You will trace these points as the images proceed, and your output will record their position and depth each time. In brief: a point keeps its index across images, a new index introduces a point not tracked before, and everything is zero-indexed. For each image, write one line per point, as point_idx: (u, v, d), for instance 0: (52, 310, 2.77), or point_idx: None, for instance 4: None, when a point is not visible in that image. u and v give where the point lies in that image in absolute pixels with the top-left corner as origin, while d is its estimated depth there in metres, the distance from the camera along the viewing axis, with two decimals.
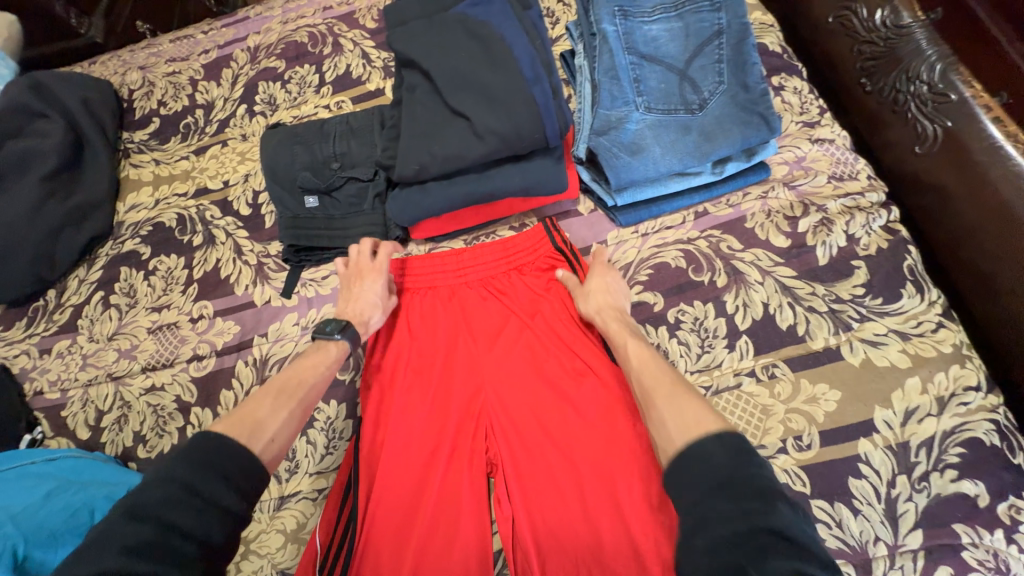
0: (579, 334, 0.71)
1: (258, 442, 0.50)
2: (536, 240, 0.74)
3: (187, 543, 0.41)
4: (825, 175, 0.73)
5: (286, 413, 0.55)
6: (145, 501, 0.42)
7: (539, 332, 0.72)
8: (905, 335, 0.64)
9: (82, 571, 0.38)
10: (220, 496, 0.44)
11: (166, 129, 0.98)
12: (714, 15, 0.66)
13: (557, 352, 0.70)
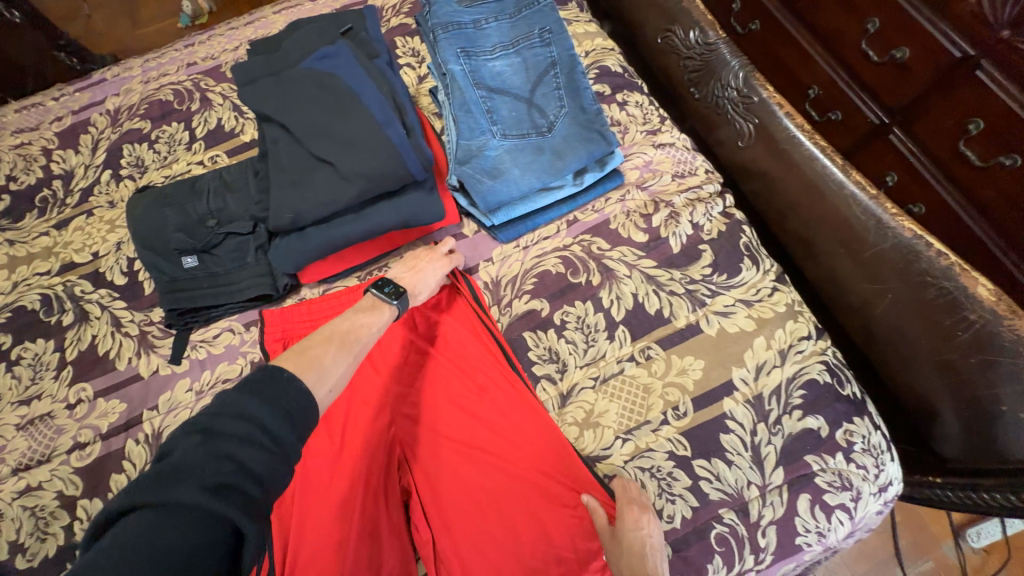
0: (478, 348, 0.74)
1: (321, 388, 0.52)
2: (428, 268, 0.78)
3: (254, 485, 0.42)
4: (669, 175, 0.84)
5: (345, 363, 0.57)
6: (223, 431, 0.43)
7: (445, 357, 0.74)
8: (748, 301, 0.75)
9: (175, 495, 0.39)
10: (286, 437, 0.46)
11: (19, 205, 0.91)
12: (546, 50, 0.75)
13: (466, 375, 0.73)
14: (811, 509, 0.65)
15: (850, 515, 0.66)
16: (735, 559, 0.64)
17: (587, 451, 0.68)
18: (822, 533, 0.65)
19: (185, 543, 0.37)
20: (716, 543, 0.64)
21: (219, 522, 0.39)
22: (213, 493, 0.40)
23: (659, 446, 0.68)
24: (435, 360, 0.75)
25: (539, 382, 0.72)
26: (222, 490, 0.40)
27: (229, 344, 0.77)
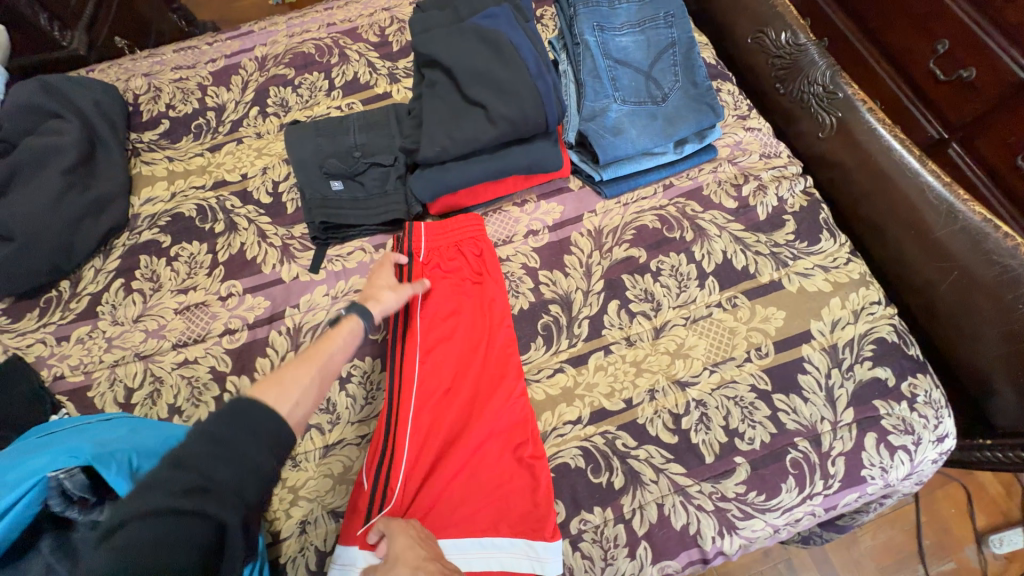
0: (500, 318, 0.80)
1: (284, 409, 0.51)
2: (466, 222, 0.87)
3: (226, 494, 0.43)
4: (757, 154, 0.94)
5: (309, 379, 0.56)
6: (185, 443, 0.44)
7: (457, 329, 0.80)
8: (826, 267, 0.84)
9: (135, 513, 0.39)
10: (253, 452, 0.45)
11: (178, 130, 1.03)
12: (668, 32, 0.86)
13: (445, 355, 0.78)
14: (877, 446, 0.73)
15: (910, 456, 0.74)
16: (806, 482, 0.72)
17: (678, 377, 0.77)
18: (884, 468, 0.73)
19: (170, 545, 0.39)
20: (790, 466, 0.72)
21: (197, 526, 0.41)
22: (184, 498, 0.41)
23: (743, 379, 0.77)
24: (473, 325, 0.80)
25: (635, 316, 0.82)
26: (192, 497, 0.41)
27: (360, 260, 0.88)
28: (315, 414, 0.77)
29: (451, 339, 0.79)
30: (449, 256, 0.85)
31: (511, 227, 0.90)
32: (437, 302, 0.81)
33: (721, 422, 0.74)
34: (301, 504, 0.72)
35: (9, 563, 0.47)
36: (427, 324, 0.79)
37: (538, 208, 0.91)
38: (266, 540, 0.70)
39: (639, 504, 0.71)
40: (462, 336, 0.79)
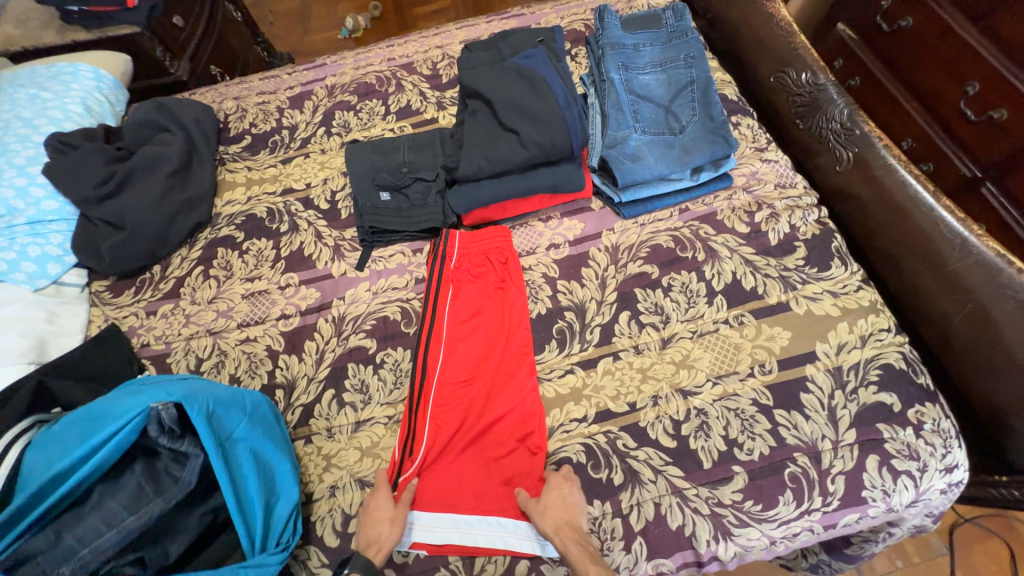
0: (521, 321, 0.90)
1: None
2: (499, 236, 0.98)
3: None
4: (772, 184, 0.99)
5: None
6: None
7: (479, 329, 0.90)
8: (835, 293, 0.87)
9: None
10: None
11: (257, 144, 1.21)
12: (688, 71, 0.95)
13: (465, 351, 0.88)
14: (879, 468, 0.74)
15: (915, 483, 0.74)
16: (804, 497, 0.74)
17: (681, 385, 0.82)
18: (887, 492, 0.74)
19: None
20: (789, 479, 0.75)
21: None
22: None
23: (745, 392, 0.81)
24: (493, 325, 0.90)
25: (645, 327, 0.88)
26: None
27: (400, 262, 0.99)
28: (351, 392, 0.88)
29: (472, 337, 0.89)
30: (478, 262, 0.96)
31: (535, 240, 0.99)
32: (463, 305, 0.92)
33: (721, 431, 0.78)
34: (332, 471, 0.81)
35: (110, 477, 0.59)
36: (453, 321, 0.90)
37: (560, 225, 1.00)
38: (300, 499, 0.80)
39: (637, 501, 0.75)
40: (483, 335, 0.90)
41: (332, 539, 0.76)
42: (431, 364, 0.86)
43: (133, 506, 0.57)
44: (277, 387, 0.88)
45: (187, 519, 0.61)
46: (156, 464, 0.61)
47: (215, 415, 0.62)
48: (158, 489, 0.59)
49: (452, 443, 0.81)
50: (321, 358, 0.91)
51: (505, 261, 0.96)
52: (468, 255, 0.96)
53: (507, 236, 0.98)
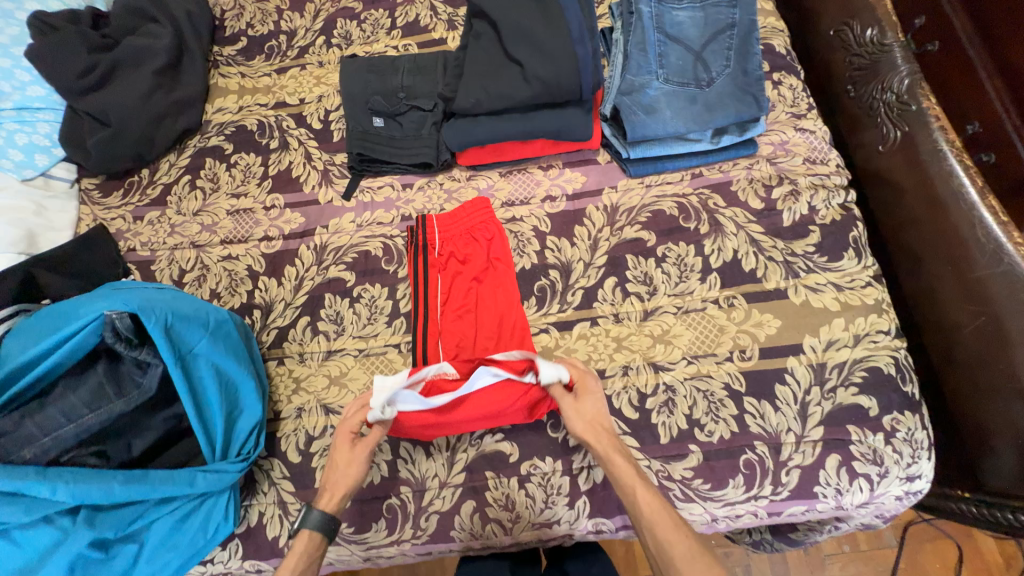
0: (510, 301, 0.86)
1: None
2: (484, 211, 0.91)
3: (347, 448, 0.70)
4: (801, 157, 0.89)
5: None
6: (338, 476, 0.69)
7: (480, 315, 0.86)
8: (840, 286, 0.81)
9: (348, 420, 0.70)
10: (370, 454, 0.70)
11: (253, 48, 1.12)
12: (730, 11, 0.82)
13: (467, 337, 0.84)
14: (838, 468, 0.73)
15: (871, 486, 0.73)
16: (754, 483, 0.74)
17: (655, 359, 0.80)
18: (839, 490, 0.73)
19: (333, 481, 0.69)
20: (742, 465, 0.74)
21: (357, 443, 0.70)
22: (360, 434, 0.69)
23: (719, 375, 0.78)
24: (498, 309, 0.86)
25: (629, 296, 0.84)
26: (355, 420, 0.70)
27: (388, 196, 0.95)
28: (325, 322, 0.88)
29: (471, 328, 0.85)
30: (462, 240, 0.90)
31: (532, 189, 0.93)
32: (457, 296, 0.87)
33: (685, 410, 0.77)
34: (301, 394, 0.84)
35: (73, 373, 0.61)
36: (452, 311, 0.86)
37: (561, 175, 0.93)
38: (269, 415, 0.83)
39: (588, 464, 0.77)
40: (484, 322, 0.85)
41: (295, 455, 0.80)
42: (431, 355, 0.82)
43: (93, 403, 0.60)
44: (255, 307, 0.89)
45: (149, 420, 0.64)
46: (119, 368, 0.63)
47: (174, 328, 0.63)
48: (119, 391, 0.61)
49: (466, 434, 0.79)
50: (300, 285, 0.91)
51: (491, 239, 0.90)
52: (452, 229, 0.90)
53: (491, 211, 0.91)
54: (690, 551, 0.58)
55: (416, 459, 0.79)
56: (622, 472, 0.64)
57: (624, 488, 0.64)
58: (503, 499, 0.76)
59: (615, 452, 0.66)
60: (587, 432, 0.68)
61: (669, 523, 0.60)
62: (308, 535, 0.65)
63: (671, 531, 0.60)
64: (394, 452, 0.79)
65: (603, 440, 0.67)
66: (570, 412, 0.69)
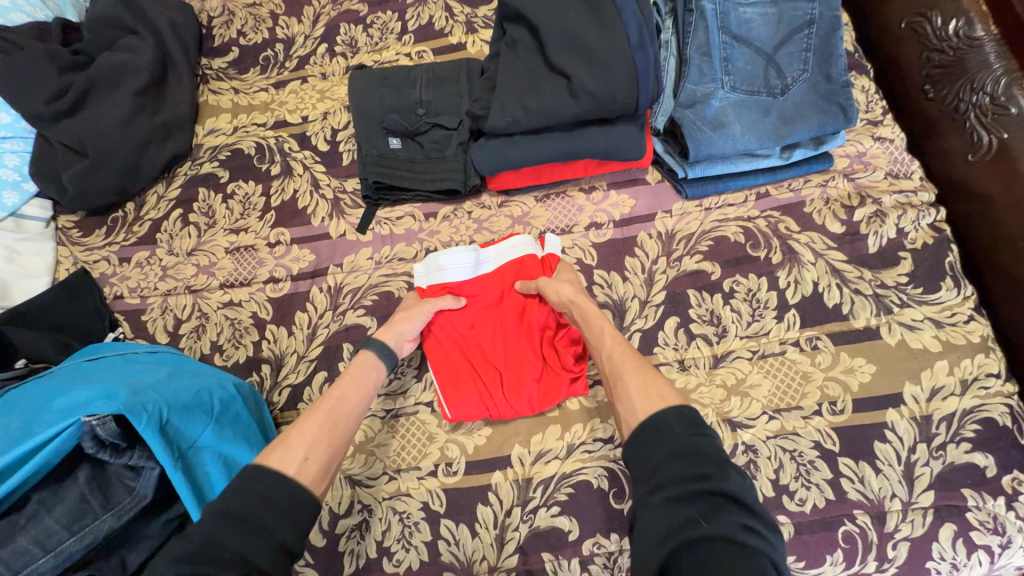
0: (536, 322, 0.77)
1: (292, 464, 0.53)
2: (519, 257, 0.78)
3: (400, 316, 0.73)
4: (882, 172, 0.78)
5: (326, 429, 0.58)
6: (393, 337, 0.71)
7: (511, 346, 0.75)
8: (939, 322, 0.70)
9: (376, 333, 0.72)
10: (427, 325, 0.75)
11: (247, 60, 1.00)
12: (808, 6, 0.71)
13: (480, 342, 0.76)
14: (953, 540, 0.63)
15: (992, 560, 0.63)
16: (856, 560, 0.63)
17: (730, 415, 0.69)
18: (956, 566, 0.62)
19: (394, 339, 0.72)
20: (841, 539, 0.64)
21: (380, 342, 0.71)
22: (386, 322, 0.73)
23: (806, 433, 0.67)
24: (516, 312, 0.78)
25: (694, 339, 0.73)
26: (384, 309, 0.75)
27: (409, 227, 0.84)
28: None
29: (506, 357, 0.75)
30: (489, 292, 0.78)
31: (574, 215, 0.81)
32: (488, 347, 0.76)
33: (770, 474, 0.66)
34: None
35: (50, 482, 0.50)
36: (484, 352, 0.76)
37: (606, 198, 0.81)
38: None
39: None
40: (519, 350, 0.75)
41: (319, 538, 0.70)
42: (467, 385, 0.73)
43: (76, 522, 0.48)
44: (264, 363, 0.78)
45: (148, 528, 0.53)
46: (107, 469, 0.51)
47: (171, 423, 0.52)
48: (107, 502, 0.50)
49: (516, 508, 0.69)
50: (313, 334, 0.79)
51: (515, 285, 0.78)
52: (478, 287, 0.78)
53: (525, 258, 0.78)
54: (642, 369, 0.58)
55: (459, 539, 0.68)
56: (589, 309, 0.67)
57: (589, 329, 0.65)
58: None
59: (587, 303, 0.68)
60: (566, 299, 0.69)
61: (632, 363, 0.59)
62: (366, 358, 0.68)
63: (630, 360, 0.60)
64: (433, 532, 0.68)
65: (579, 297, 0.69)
66: (546, 291, 0.72)
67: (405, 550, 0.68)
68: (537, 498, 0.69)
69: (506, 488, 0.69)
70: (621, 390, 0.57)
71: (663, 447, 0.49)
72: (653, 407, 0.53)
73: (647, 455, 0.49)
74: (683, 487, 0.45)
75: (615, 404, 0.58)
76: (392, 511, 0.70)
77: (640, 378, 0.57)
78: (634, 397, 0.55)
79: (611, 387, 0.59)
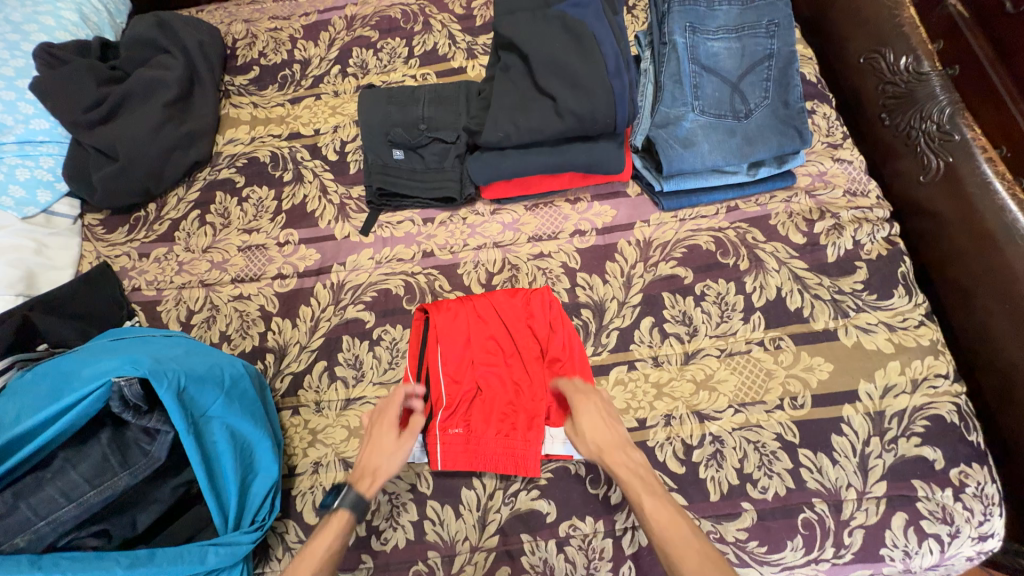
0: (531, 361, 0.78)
1: None
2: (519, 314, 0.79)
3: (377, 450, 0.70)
4: (841, 189, 0.86)
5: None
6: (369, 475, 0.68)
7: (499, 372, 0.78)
8: (892, 326, 0.76)
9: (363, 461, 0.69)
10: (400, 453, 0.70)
11: (266, 78, 1.09)
12: (768, 41, 0.79)
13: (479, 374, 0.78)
14: (905, 528, 0.67)
15: (942, 548, 0.67)
16: (815, 546, 0.67)
17: (699, 407, 0.74)
18: (908, 554, 0.67)
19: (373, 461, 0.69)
20: (801, 525, 0.68)
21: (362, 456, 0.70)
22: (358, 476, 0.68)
23: (769, 425, 0.73)
24: (492, 321, 0.79)
25: (668, 338, 0.79)
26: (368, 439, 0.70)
27: (408, 231, 0.91)
28: (343, 367, 0.82)
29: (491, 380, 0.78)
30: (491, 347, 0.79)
31: (559, 223, 0.89)
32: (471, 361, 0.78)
33: (736, 463, 0.71)
34: (317, 447, 0.78)
35: (75, 442, 0.56)
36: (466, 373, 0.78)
37: (589, 209, 0.89)
38: (283, 471, 0.77)
39: (633, 523, 0.70)
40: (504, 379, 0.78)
41: (312, 515, 0.74)
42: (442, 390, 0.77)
43: (97, 478, 0.55)
44: (268, 351, 0.84)
45: (158, 490, 0.59)
46: (125, 434, 0.57)
47: (187, 391, 0.58)
48: (124, 462, 0.56)
49: (498, 491, 0.73)
50: (316, 326, 0.86)
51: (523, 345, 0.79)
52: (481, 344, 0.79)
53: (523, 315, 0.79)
54: (703, 556, 0.57)
55: (443, 519, 0.72)
56: (655, 515, 0.61)
57: (631, 486, 0.63)
58: (540, 564, 0.69)
59: (633, 480, 0.64)
60: (603, 447, 0.67)
61: (685, 536, 0.59)
62: (342, 515, 0.65)
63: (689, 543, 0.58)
64: (420, 513, 0.73)
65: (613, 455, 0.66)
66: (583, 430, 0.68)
67: (393, 528, 0.72)
68: (518, 483, 0.74)
69: (490, 473, 0.74)
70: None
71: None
72: None
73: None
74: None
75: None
76: (382, 492, 0.74)
77: (697, 561, 0.56)
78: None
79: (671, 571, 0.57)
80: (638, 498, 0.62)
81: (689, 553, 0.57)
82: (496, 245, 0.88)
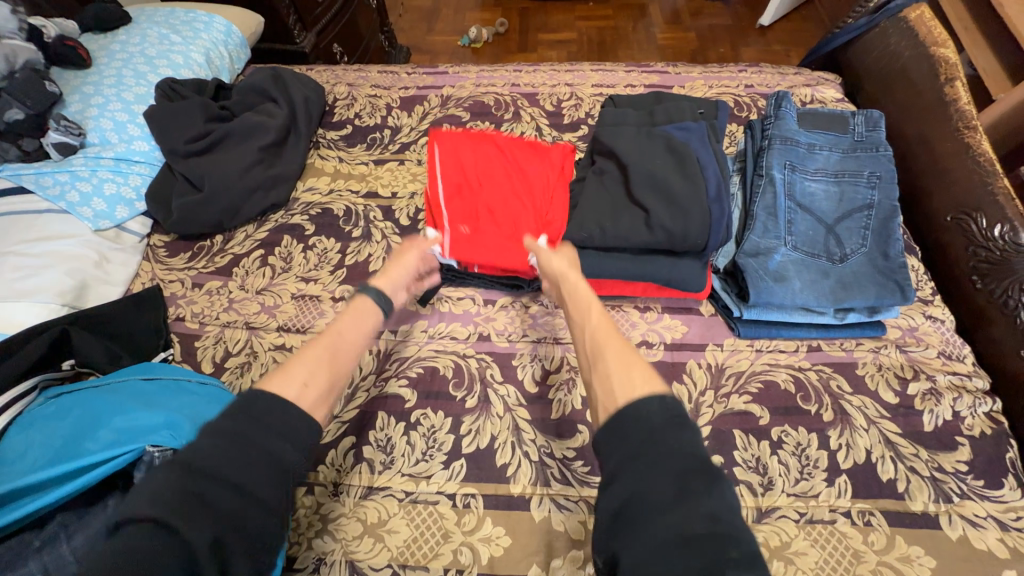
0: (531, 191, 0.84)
1: (292, 391, 0.52)
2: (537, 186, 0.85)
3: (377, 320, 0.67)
4: (935, 350, 0.80)
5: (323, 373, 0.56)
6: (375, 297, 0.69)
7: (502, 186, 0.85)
8: (1005, 524, 0.66)
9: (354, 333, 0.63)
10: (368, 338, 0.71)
11: (356, 137, 1.15)
12: (868, 192, 0.79)
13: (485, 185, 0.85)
14: None
15: None
16: None
17: None
18: None
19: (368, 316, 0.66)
20: None
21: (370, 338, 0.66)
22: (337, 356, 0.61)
23: None
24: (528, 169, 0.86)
25: (738, 486, 0.70)
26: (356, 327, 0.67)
27: (467, 310, 0.88)
28: (371, 448, 0.75)
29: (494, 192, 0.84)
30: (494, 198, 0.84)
31: (626, 330, 0.84)
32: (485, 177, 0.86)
33: None
34: (325, 540, 0.68)
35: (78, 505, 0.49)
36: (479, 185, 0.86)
37: (659, 320, 0.84)
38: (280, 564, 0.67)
39: None
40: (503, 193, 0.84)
41: None
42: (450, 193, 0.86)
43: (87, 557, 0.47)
44: None
45: None
46: None
47: None
48: None
49: None
50: (352, 395, 0.80)
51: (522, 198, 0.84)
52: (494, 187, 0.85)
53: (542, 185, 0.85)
54: (623, 349, 0.56)
55: None
56: (612, 370, 0.54)
57: (581, 300, 0.65)
58: None
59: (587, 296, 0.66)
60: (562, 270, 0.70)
61: (618, 343, 0.57)
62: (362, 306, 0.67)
63: (608, 333, 0.59)
64: None
65: (568, 275, 0.70)
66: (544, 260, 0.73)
67: None
68: None
69: None
70: (603, 379, 0.54)
71: (658, 453, 0.45)
72: (637, 393, 0.50)
73: (623, 447, 0.46)
74: (677, 481, 0.43)
75: (593, 382, 0.54)
76: None
77: (637, 374, 0.52)
78: (616, 382, 0.52)
79: (598, 362, 0.56)
80: (603, 371, 0.54)
81: (633, 421, 0.47)
82: (556, 341, 0.83)
